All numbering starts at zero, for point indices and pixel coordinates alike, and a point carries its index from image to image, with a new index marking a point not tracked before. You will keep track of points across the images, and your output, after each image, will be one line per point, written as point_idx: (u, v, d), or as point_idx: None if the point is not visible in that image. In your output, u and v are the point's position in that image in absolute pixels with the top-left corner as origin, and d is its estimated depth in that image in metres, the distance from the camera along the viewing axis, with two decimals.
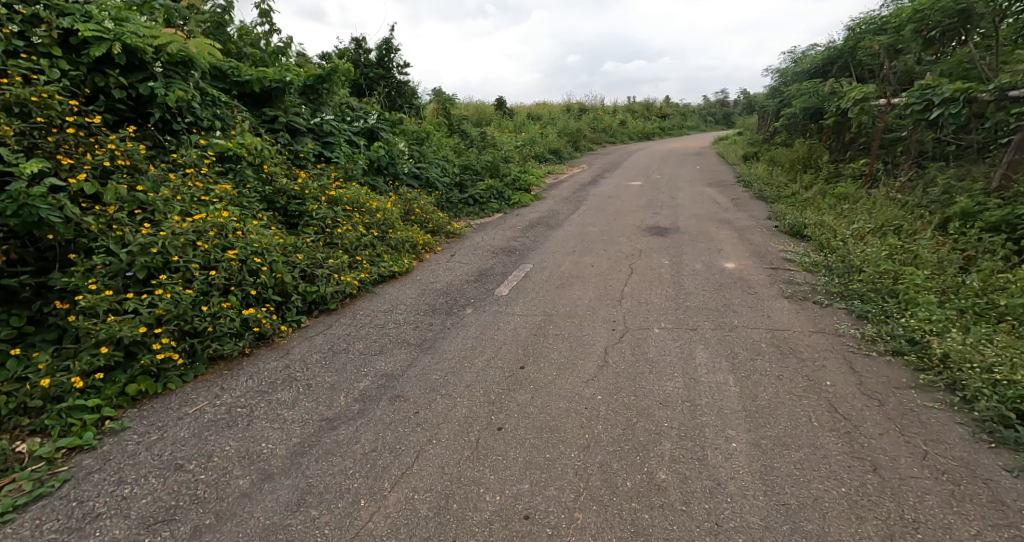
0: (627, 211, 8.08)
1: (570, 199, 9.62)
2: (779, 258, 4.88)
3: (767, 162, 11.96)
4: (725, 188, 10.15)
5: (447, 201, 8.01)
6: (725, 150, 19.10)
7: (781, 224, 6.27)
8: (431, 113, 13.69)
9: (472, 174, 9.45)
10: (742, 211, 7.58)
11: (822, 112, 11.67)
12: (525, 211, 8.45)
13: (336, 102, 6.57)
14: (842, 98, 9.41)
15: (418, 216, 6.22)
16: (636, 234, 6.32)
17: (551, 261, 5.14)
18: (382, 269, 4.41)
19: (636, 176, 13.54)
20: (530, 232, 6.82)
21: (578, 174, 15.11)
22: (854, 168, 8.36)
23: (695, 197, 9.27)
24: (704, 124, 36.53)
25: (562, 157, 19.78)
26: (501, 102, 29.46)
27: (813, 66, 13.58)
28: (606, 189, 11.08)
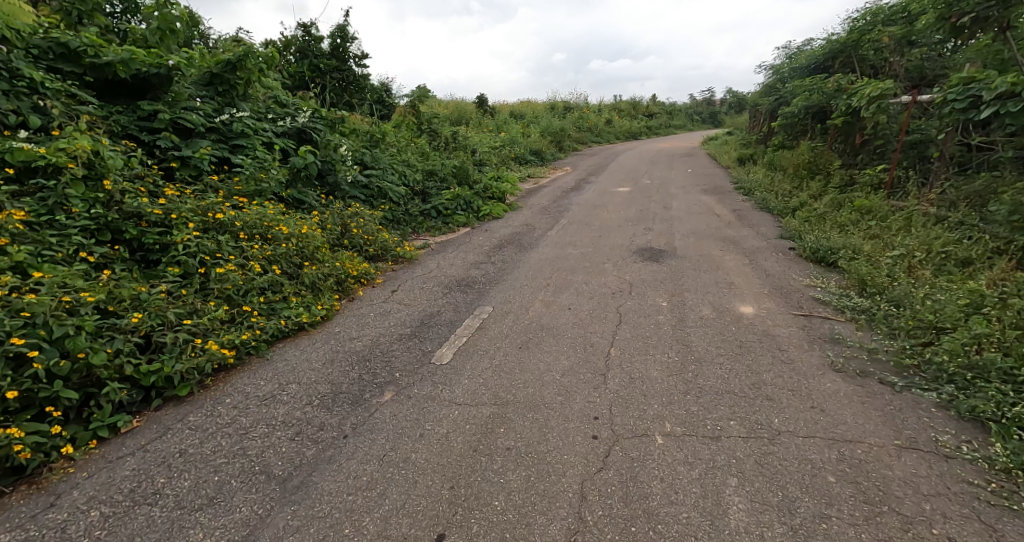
0: (615, 225, 7.00)
1: (550, 210, 8.53)
2: (808, 299, 3.83)
3: (766, 167, 11.00)
4: (722, 197, 9.14)
5: (403, 215, 6.86)
6: (715, 151, 18.22)
7: (798, 246, 5.26)
8: (398, 112, 12.41)
9: (437, 182, 8.27)
10: (748, 227, 6.55)
11: (824, 111, 10.76)
12: (496, 225, 7.35)
13: (256, 96, 5.32)
14: (853, 96, 8.46)
15: (356, 238, 5.03)
16: (624, 259, 5.25)
17: (517, 302, 4.01)
18: (281, 323, 3.24)
19: (623, 181, 12.46)
20: (500, 255, 5.70)
21: (560, 178, 14.04)
22: (871, 176, 7.42)
23: (690, 208, 8.23)
24: (691, 124, 35.75)
25: (544, 158, 18.66)
26: (482, 100, 28.20)
27: (812, 62, 12.70)
28: (592, 196, 9.97)
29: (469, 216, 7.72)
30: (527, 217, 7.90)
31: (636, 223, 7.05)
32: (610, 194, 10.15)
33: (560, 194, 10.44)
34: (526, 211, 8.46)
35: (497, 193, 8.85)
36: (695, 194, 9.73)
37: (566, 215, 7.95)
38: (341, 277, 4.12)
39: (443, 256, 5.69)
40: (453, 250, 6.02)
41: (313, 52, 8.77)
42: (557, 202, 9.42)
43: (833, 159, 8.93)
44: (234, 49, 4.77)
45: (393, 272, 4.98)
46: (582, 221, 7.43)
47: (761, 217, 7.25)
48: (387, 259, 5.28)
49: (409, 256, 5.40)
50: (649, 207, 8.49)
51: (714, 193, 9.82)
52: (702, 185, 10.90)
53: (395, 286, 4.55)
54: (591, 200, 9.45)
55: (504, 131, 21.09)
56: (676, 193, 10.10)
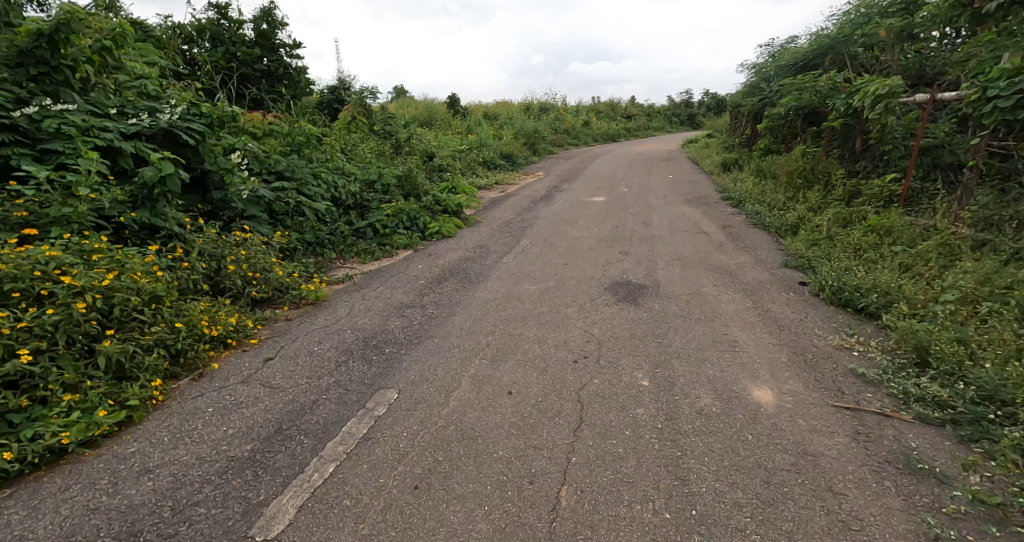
0: (586, 248, 5.88)
1: (514, 226, 7.40)
2: (845, 374, 2.74)
3: (753, 175, 10.07)
4: (707, 210, 8.12)
5: (325, 239, 5.61)
6: (698, 154, 17.36)
7: (812, 282, 4.19)
8: (347, 112, 11.12)
9: (380, 194, 7.06)
10: (743, 251, 5.50)
11: (816, 111, 9.89)
12: (444, 249, 6.16)
13: (103, 86, 4.03)
14: (852, 95, 7.54)
15: (231, 278, 3.74)
16: (593, 301, 4.13)
17: (438, 381, 2.82)
18: (13, 451, 1.96)
19: (599, 189, 11.39)
20: (439, 291, 4.51)
21: (531, 185, 12.94)
22: (880, 189, 6.46)
23: (673, 223, 7.20)
24: (671, 126, 35.12)
25: (517, 163, 17.56)
26: (454, 101, 26.98)
27: (799, 59, 11.90)
28: (563, 208, 8.86)
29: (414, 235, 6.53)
30: (484, 237, 6.73)
31: (610, 246, 5.96)
32: (583, 206, 9.06)
33: (528, 205, 9.31)
34: (487, 228, 7.31)
35: (452, 205, 7.66)
36: (678, 205, 8.70)
37: (532, 234, 6.81)
38: (177, 345, 2.85)
39: (365, 294, 4.46)
40: (382, 284, 4.81)
41: (231, 39, 7.43)
42: (524, 215, 8.27)
43: (830, 167, 8.00)
44: (48, 16, 3.47)
45: (283, 323, 3.73)
46: (548, 241, 6.30)
47: (755, 236, 6.24)
48: (282, 303, 4.04)
49: (314, 297, 4.16)
50: (626, 222, 7.43)
51: (698, 204, 8.81)
52: (684, 194, 9.90)
53: (275, 349, 3.28)
54: (561, 213, 8.35)
55: (475, 133, 19.91)
56: (658, 204, 9.06)
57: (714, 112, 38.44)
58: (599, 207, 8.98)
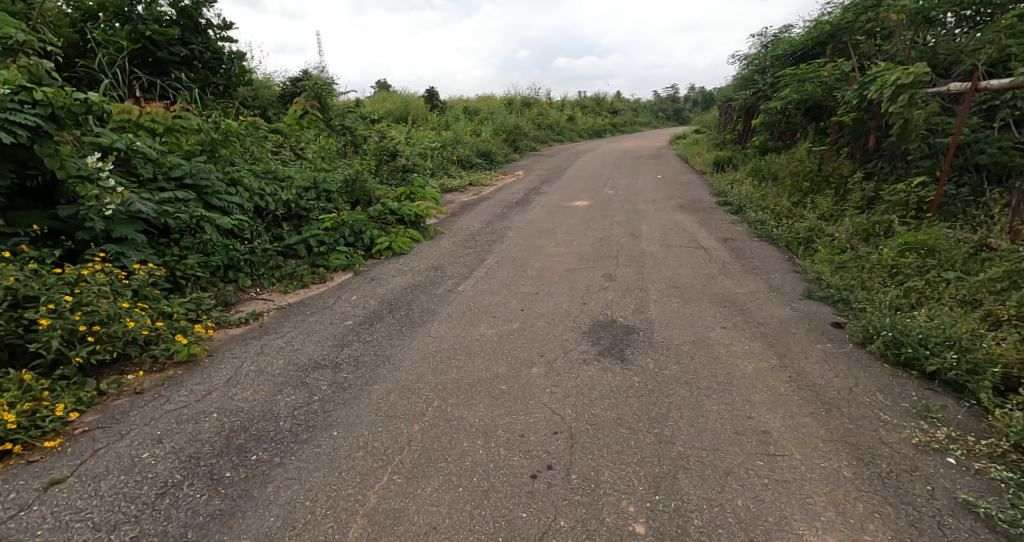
0: (562, 273, 4.89)
1: (482, 241, 6.37)
2: (954, 513, 1.76)
3: (750, 179, 9.17)
4: (703, 218, 7.17)
5: (237, 263, 4.61)
6: (687, 151, 16.49)
7: (852, 326, 3.24)
8: (299, 107, 9.93)
9: (320, 205, 6.07)
10: (752, 275, 4.55)
11: (820, 105, 9.05)
12: (393, 271, 5.13)
13: None
14: (867, 86, 6.67)
15: (48, 335, 2.61)
16: (568, 356, 3.13)
17: (311, 530, 1.78)
18: None
19: (581, 192, 10.39)
20: (369, 338, 3.47)
21: (509, 187, 11.90)
22: (906, 194, 5.56)
23: (664, 236, 6.23)
24: (657, 122, 34.33)
25: (495, 161, 16.47)
26: (431, 94, 25.72)
27: (797, 49, 11.04)
28: (541, 217, 7.84)
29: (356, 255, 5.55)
30: (445, 256, 5.69)
31: (591, 269, 4.98)
32: (563, 214, 8.06)
33: (502, 213, 8.29)
34: (450, 244, 6.27)
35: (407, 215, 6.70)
36: (669, 212, 7.74)
37: (501, 252, 5.79)
38: None
39: (266, 345, 3.38)
40: (298, 326, 3.73)
41: (142, 16, 6.22)
42: (495, 226, 7.25)
43: (840, 169, 7.11)
44: None
45: (124, 402, 2.61)
46: (518, 262, 5.29)
47: (762, 253, 5.30)
48: (137, 364, 2.97)
49: (189, 354, 3.08)
50: (611, 234, 6.45)
51: (692, 210, 7.88)
52: (674, 198, 8.97)
53: (77, 460, 2.12)
54: (537, 223, 7.34)
55: (452, 129, 18.76)
56: (646, 210, 8.09)
57: (700, 109, 37.76)
58: (581, 214, 7.99)
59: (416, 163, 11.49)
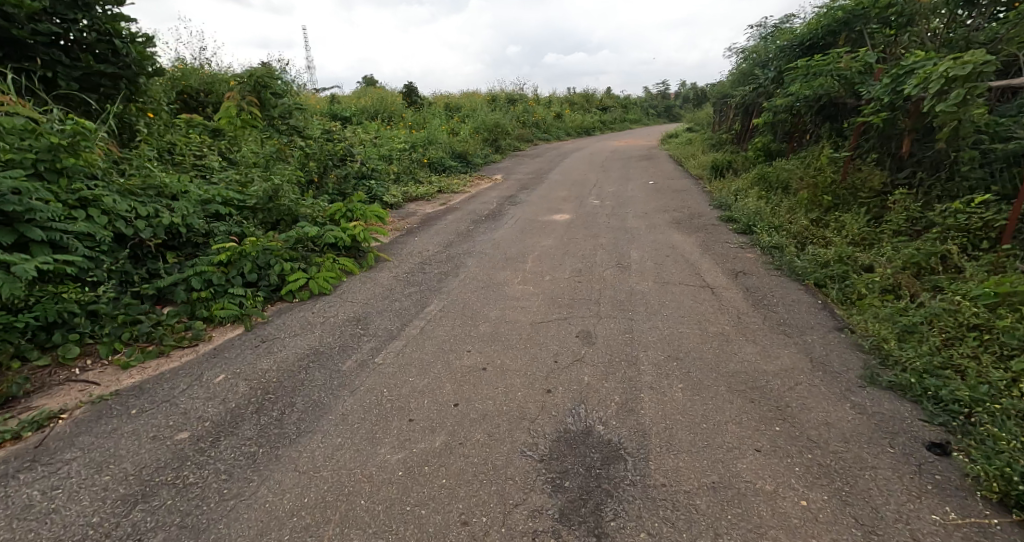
0: (526, 336, 3.65)
1: (435, 274, 5.13)
2: None
3: (756, 190, 8.02)
4: (705, 242, 5.99)
5: (65, 322, 3.30)
6: (681, 152, 15.33)
7: (972, 464, 2.02)
8: (233, 103, 8.56)
9: (220, 228, 4.76)
10: (781, 339, 3.35)
11: (836, 101, 7.92)
12: (302, 324, 3.86)
13: None
14: (904, 79, 5.53)
15: None
16: (510, 528, 1.90)
17: None
18: None
19: (564, 202, 9.16)
20: (200, 471, 2.17)
21: (484, 195, 10.63)
22: (965, 216, 4.42)
23: (659, 270, 5.02)
24: (647, 118, 33.24)
25: (473, 163, 15.19)
26: (410, 90, 24.31)
27: (804, 38, 9.89)
28: (512, 238, 6.60)
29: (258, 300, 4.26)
30: (382, 299, 4.42)
31: (565, 329, 3.73)
32: (538, 233, 6.82)
33: (469, 233, 7.05)
34: (396, 279, 5.02)
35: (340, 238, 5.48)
36: (664, 232, 6.54)
37: (455, 295, 4.55)
38: None
39: (11, 497, 2.01)
40: (101, 442, 2.38)
41: None
42: (456, 251, 6.00)
43: (870, 182, 5.96)
44: None
45: None
46: (472, 315, 4.05)
47: (786, 298, 4.12)
48: None
49: None
50: (595, 266, 5.23)
51: (691, 229, 6.68)
52: (669, 214, 7.79)
53: None
54: (507, 247, 6.10)
55: (427, 127, 17.41)
56: (637, 227, 6.88)
57: (691, 105, 36.68)
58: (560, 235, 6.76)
59: (377, 168, 10.17)
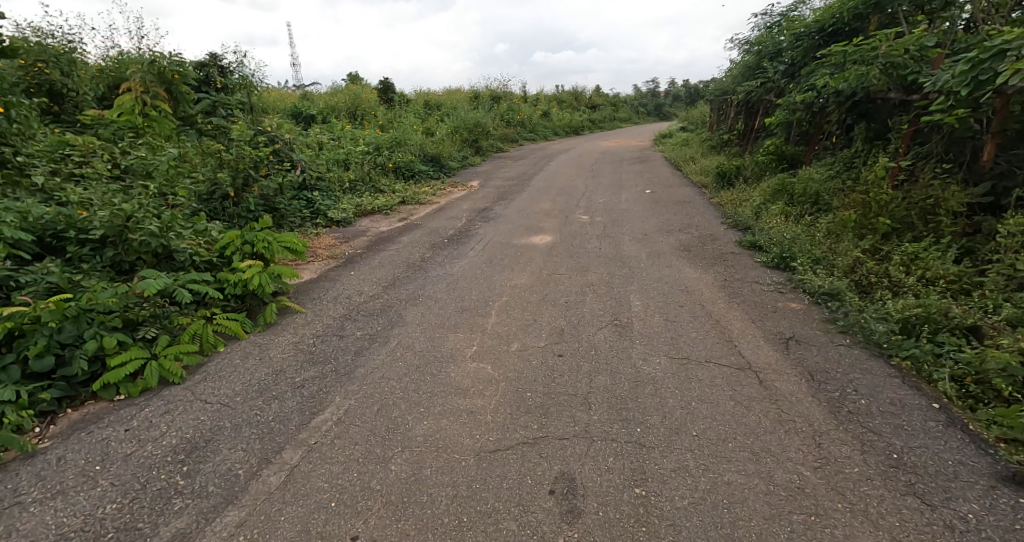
0: (463, 495, 2.14)
1: (357, 343, 3.61)
2: None
3: (776, 207, 6.63)
4: (726, 284, 4.57)
5: None
6: (679, 155, 13.97)
7: None
8: (130, 98, 6.90)
9: (23, 278, 3.16)
10: (914, 516, 1.88)
11: (873, 97, 6.57)
12: (103, 456, 2.33)
13: None
14: (995, 64, 4.17)
15: None
16: None
17: None
18: None
19: (546, 218, 7.68)
20: None
21: (455, 208, 9.13)
22: None
23: (670, 337, 3.56)
24: (637, 118, 31.97)
25: (449, 167, 13.68)
26: (387, 86, 22.70)
27: (825, 24, 8.55)
28: (477, 276, 5.12)
29: (42, 404, 2.66)
30: (255, 396, 2.88)
31: (529, 476, 2.24)
32: (510, 268, 5.35)
33: (424, 266, 5.56)
34: (297, 352, 3.49)
35: (224, 285, 3.93)
36: (670, 268, 5.10)
37: (375, 384, 3.05)
38: None
39: None
40: None
41: None
42: (398, 300, 4.48)
43: (941, 203, 4.56)
44: None
45: None
46: (385, 433, 2.55)
47: (878, 398, 2.66)
48: None
49: None
50: (582, 330, 3.75)
51: (703, 262, 5.26)
52: (673, 237, 6.36)
53: None
54: (466, 294, 4.61)
55: (401, 127, 15.85)
56: (635, 259, 5.44)
57: (684, 103, 35.43)
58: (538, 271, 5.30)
59: (324, 178, 8.61)
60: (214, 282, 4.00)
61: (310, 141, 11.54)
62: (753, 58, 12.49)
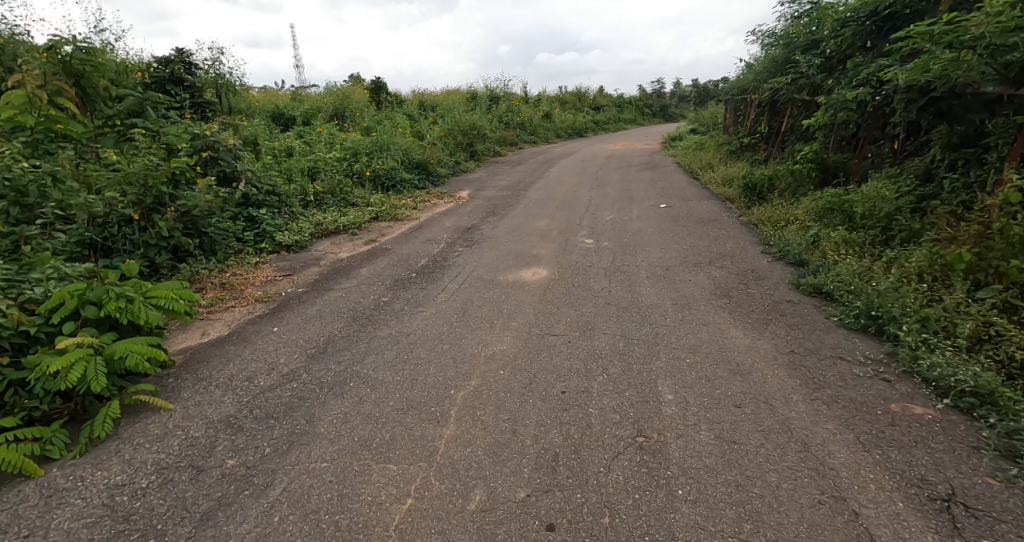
0: None
1: (218, 487, 2.19)
2: None
3: (834, 233, 5.20)
4: (795, 361, 3.16)
5: None
6: (694, 161, 12.57)
7: None
8: (20, 94, 5.35)
9: None
10: None
11: (963, 92, 5.15)
12: None
13: None
14: None
15: None
16: None
17: None
18: None
19: (542, 244, 6.27)
20: None
21: (437, 227, 7.75)
22: None
23: (731, 481, 2.16)
24: (642, 119, 30.59)
25: (438, 175, 12.30)
26: (379, 86, 21.28)
27: (882, 7, 7.15)
28: (443, 343, 3.72)
29: None
30: None
31: None
32: (490, 330, 3.94)
33: (375, 321, 4.16)
34: (108, 511, 2.05)
35: (30, 374, 2.49)
36: (709, 331, 3.68)
37: None
38: None
39: None
40: None
41: None
42: (320, 386, 3.08)
43: None
44: None
45: None
46: None
47: None
48: None
49: None
50: (586, 463, 2.34)
51: (751, 320, 3.85)
52: (702, 278, 4.95)
53: None
54: (420, 377, 3.20)
55: (388, 129, 14.49)
56: (658, 315, 4.03)
57: (691, 104, 34.04)
58: (528, 333, 3.90)
59: (277, 191, 7.27)
60: (18, 379, 2.50)
61: (276, 148, 10.16)
62: (780, 52, 11.04)
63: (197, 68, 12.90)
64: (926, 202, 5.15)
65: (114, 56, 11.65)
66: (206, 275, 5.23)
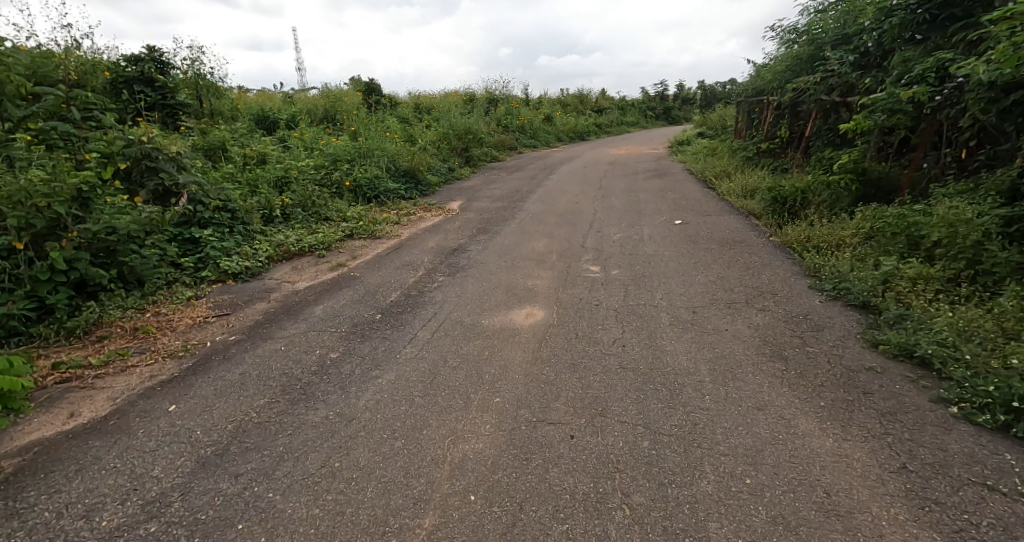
0: None
1: None
2: None
3: (906, 267, 4.15)
4: (914, 488, 2.09)
5: None
6: (708, 169, 11.53)
7: None
8: None
9: None
10: None
11: None
12: None
13: None
14: None
15: None
16: None
17: None
18: None
19: (539, 274, 5.23)
20: None
21: (419, 248, 6.71)
22: None
23: None
24: (646, 122, 29.60)
25: (428, 185, 11.27)
26: (372, 87, 20.33)
27: None
28: (396, 436, 2.67)
29: None
30: None
31: None
32: (465, 413, 2.88)
33: (314, 394, 3.10)
34: None
35: None
36: (769, 426, 2.61)
37: None
38: None
39: None
40: None
41: None
42: (193, 530, 2.01)
43: None
44: None
45: None
46: None
47: None
48: None
49: None
50: None
51: (823, 403, 2.79)
52: (741, 327, 3.88)
53: None
54: (352, 508, 2.14)
55: (377, 134, 13.47)
56: (693, 395, 2.97)
57: (696, 107, 33.03)
58: (516, 417, 2.84)
59: (229, 206, 6.25)
60: None
61: (246, 154, 9.12)
62: (806, 48, 9.98)
63: (171, 67, 11.87)
64: (1020, 227, 4.11)
65: (77, 52, 10.58)
66: (118, 316, 4.17)
